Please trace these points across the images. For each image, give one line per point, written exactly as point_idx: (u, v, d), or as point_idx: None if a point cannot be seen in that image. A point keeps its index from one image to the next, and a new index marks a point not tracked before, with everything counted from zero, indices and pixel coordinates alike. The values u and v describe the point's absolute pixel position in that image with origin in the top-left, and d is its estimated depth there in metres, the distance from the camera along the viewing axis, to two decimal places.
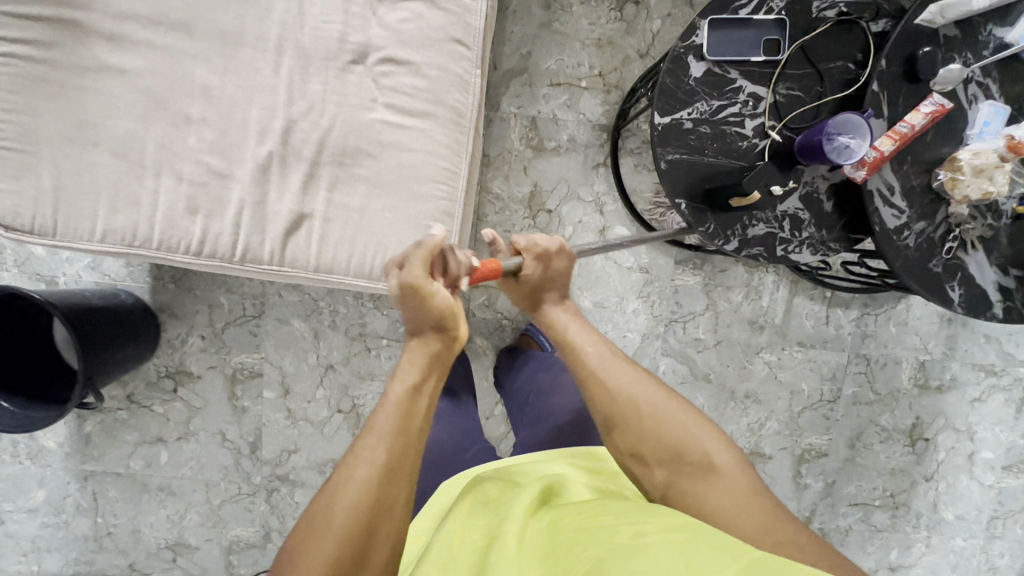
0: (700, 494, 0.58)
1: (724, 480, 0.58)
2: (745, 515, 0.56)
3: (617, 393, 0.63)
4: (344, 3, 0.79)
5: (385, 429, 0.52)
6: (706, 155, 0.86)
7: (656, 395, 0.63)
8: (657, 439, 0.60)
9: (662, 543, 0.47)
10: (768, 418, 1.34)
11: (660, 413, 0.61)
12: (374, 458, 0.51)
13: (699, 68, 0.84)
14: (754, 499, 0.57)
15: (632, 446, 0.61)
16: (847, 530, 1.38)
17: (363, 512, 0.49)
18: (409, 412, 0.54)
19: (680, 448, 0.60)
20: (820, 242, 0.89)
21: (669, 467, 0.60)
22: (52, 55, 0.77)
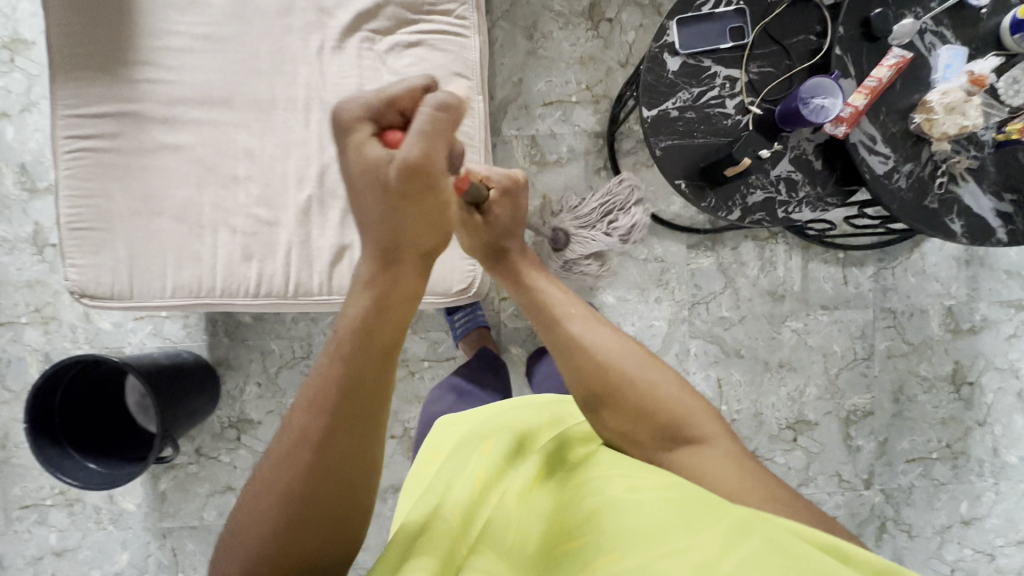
0: (695, 462, 0.63)
1: (714, 447, 0.64)
2: (733, 480, 0.61)
3: (617, 370, 0.66)
4: (359, 60, 0.91)
5: (330, 406, 0.52)
6: (695, 138, 0.94)
7: (648, 369, 0.67)
8: (651, 413, 0.65)
9: (661, 502, 0.54)
10: (807, 384, 1.36)
11: (656, 388, 0.66)
12: (320, 441, 0.52)
13: (675, 62, 0.93)
14: (738, 464, 0.63)
15: (623, 425, 0.66)
16: (911, 487, 1.37)
17: (329, 454, 0.52)
18: (357, 384, 0.52)
19: (673, 420, 0.65)
20: (817, 199, 0.95)
21: (663, 438, 0.65)
22: (117, 143, 0.90)
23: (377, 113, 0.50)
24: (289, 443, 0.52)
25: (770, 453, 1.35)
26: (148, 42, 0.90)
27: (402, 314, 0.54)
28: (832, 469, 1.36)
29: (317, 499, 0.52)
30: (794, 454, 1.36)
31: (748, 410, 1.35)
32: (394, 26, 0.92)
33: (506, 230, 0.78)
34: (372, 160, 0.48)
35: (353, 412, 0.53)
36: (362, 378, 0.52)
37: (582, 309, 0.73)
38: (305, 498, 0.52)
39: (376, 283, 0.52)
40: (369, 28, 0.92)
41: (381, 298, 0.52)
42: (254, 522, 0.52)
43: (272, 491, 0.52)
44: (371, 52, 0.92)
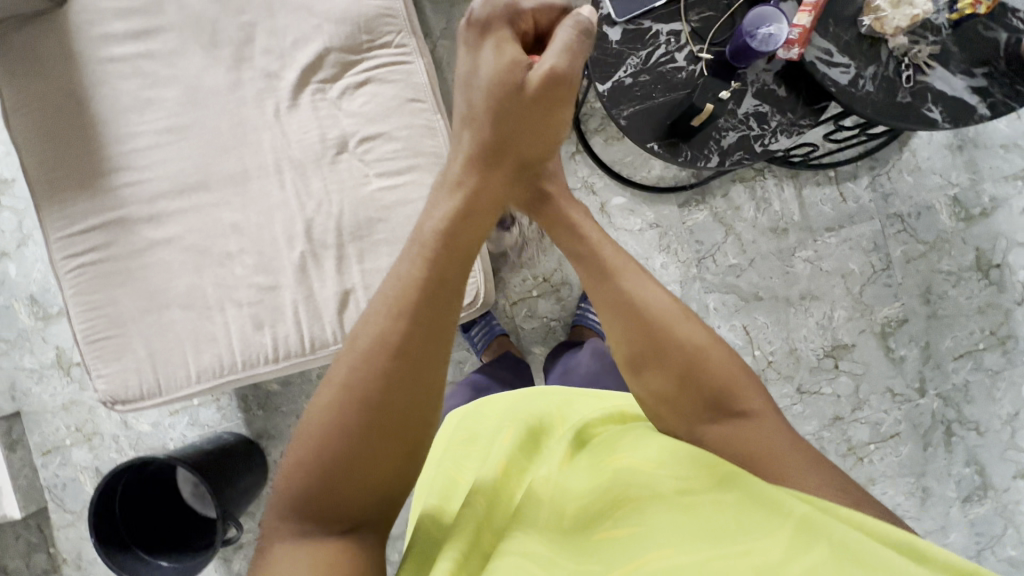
0: (743, 436, 0.57)
1: (765, 421, 0.58)
2: (791, 460, 0.55)
3: (673, 332, 0.61)
4: (315, 113, 0.93)
5: (409, 307, 0.55)
6: (654, 99, 0.95)
7: (702, 336, 0.61)
8: (699, 376, 0.60)
9: (712, 502, 0.49)
10: (834, 309, 1.34)
11: (706, 353, 0.61)
12: (396, 345, 0.54)
13: (615, 32, 0.94)
14: (797, 445, 0.57)
15: (667, 385, 0.61)
16: (966, 384, 1.34)
17: (400, 366, 0.53)
18: (438, 278, 0.56)
19: (724, 388, 0.60)
20: (790, 125, 0.95)
21: (710, 408, 0.59)
22: (112, 251, 0.93)
23: (516, 17, 0.62)
24: (373, 326, 0.55)
25: (815, 385, 1.34)
26: (116, 150, 0.94)
27: (481, 228, 0.62)
28: (881, 386, 1.34)
29: (393, 412, 0.52)
30: (840, 381, 1.34)
31: (783, 349, 1.33)
32: (340, 71, 0.94)
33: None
34: (503, 65, 0.61)
35: (436, 319, 0.56)
36: (444, 272, 0.57)
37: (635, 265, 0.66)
38: (384, 405, 0.52)
39: (470, 181, 0.62)
40: (317, 79, 0.94)
41: (472, 196, 0.61)
42: (323, 435, 0.51)
43: (352, 386, 0.52)
44: (326, 101, 0.94)
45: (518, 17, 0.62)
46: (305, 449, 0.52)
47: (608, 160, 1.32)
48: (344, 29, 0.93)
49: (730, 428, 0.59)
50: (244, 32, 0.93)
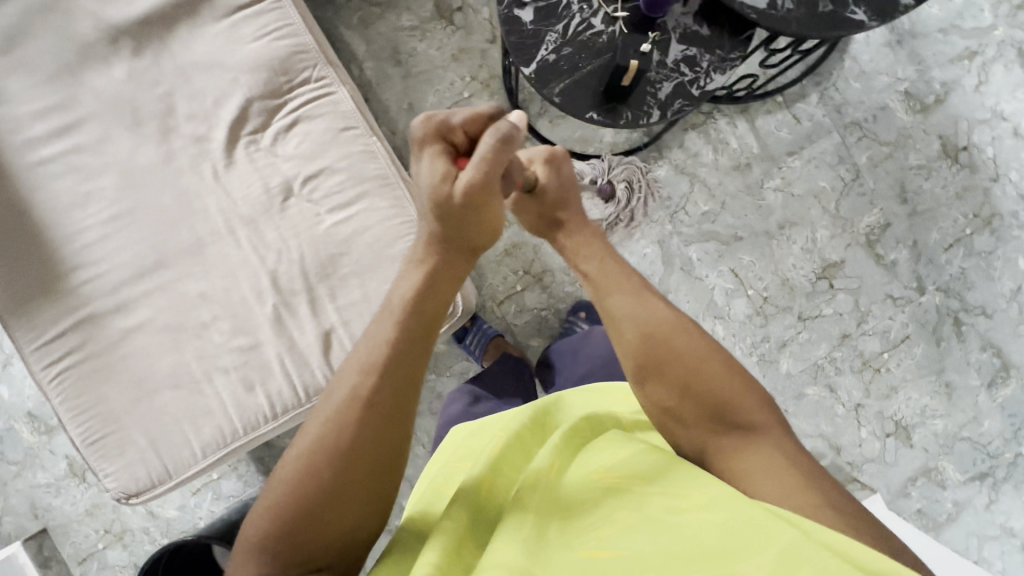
0: (738, 453, 0.63)
1: (759, 436, 0.63)
2: (782, 475, 0.59)
3: (677, 351, 0.67)
4: (253, 165, 0.92)
5: (382, 368, 0.59)
6: (583, 68, 0.94)
7: (700, 355, 0.67)
8: (696, 391, 0.65)
9: (699, 524, 0.52)
10: (815, 230, 1.33)
11: (704, 369, 0.66)
12: (371, 397, 0.58)
13: (528, 13, 0.94)
14: (787, 459, 0.61)
15: (668, 400, 0.66)
16: (962, 272, 1.34)
17: (376, 413, 0.58)
18: (405, 350, 0.61)
19: (722, 406, 0.65)
20: (721, 62, 0.94)
21: (708, 421, 0.65)
22: (88, 350, 0.92)
23: (448, 131, 0.63)
24: (348, 382, 0.59)
25: (815, 309, 1.33)
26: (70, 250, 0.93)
27: (446, 294, 0.65)
28: (880, 294, 1.34)
29: (364, 467, 0.57)
30: (838, 299, 1.33)
31: (775, 283, 1.33)
32: (266, 118, 0.93)
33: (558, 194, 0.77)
34: (437, 177, 0.60)
35: (410, 370, 0.61)
36: (410, 345, 0.61)
37: (647, 295, 0.71)
38: (355, 457, 0.56)
39: (432, 259, 0.65)
40: (247, 131, 0.93)
41: (431, 277, 0.64)
42: (304, 467, 0.55)
43: (325, 434, 0.57)
44: (260, 151, 0.93)
45: (449, 134, 0.62)
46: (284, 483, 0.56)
47: (557, 140, 1.31)
48: (260, 75, 0.92)
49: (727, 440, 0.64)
50: (164, 102, 0.92)
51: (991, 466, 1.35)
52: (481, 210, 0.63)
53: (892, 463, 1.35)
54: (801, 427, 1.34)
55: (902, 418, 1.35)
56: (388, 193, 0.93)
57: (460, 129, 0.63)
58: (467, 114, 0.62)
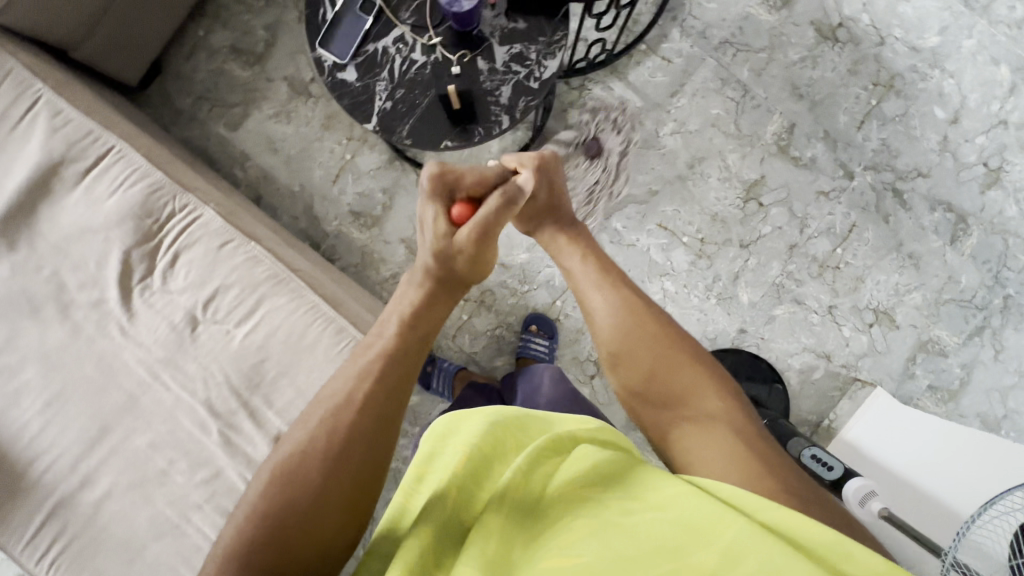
0: (697, 435, 0.65)
1: (718, 420, 0.65)
2: (736, 464, 0.60)
3: (646, 347, 0.71)
4: (153, 309, 0.94)
5: (387, 384, 0.62)
6: (420, 103, 0.94)
7: (663, 351, 0.70)
8: (660, 377, 0.69)
9: (650, 523, 0.51)
10: (725, 157, 1.31)
11: (668, 361, 0.70)
12: (367, 407, 0.60)
13: (350, 72, 0.94)
14: (745, 446, 0.62)
15: (638, 386, 0.71)
16: (883, 143, 1.31)
17: (368, 426, 0.59)
18: (410, 357, 0.66)
19: (683, 394, 0.68)
20: (549, 46, 0.93)
21: (676, 412, 0.67)
22: (70, 531, 0.92)
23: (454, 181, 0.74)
24: (367, 375, 0.63)
25: (754, 233, 1.31)
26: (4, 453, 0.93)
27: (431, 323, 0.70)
28: (811, 194, 1.31)
29: (358, 473, 0.57)
30: (773, 214, 1.31)
31: (706, 222, 1.31)
32: (149, 262, 0.95)
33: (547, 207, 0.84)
34: (441, 228, 0.71)
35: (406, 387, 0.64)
36: (411, 353, 0.66)
37: (628, 300, 0.75)
38: (349, 468, 0.57)
39: (426, 285, 0.71)
40: (136, 279, 0.95)
41: (429, 297, 0.71)
42: (292, 468, 0.56)
43: (328, 426, 0.59)
44: (155, 293, 0.95)
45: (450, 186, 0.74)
46: (280, 474, 0.56)
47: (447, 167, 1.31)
48: (128, 224, 0.93)
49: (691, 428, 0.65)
50: (53, 282, 0.95)
51: (984, 318, 1.31)
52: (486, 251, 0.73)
53: (886, 351, 1.32)
54: (783, 349, 1.32)
55: (879, 304, 1.32)
56: (284, 289, 0.94)
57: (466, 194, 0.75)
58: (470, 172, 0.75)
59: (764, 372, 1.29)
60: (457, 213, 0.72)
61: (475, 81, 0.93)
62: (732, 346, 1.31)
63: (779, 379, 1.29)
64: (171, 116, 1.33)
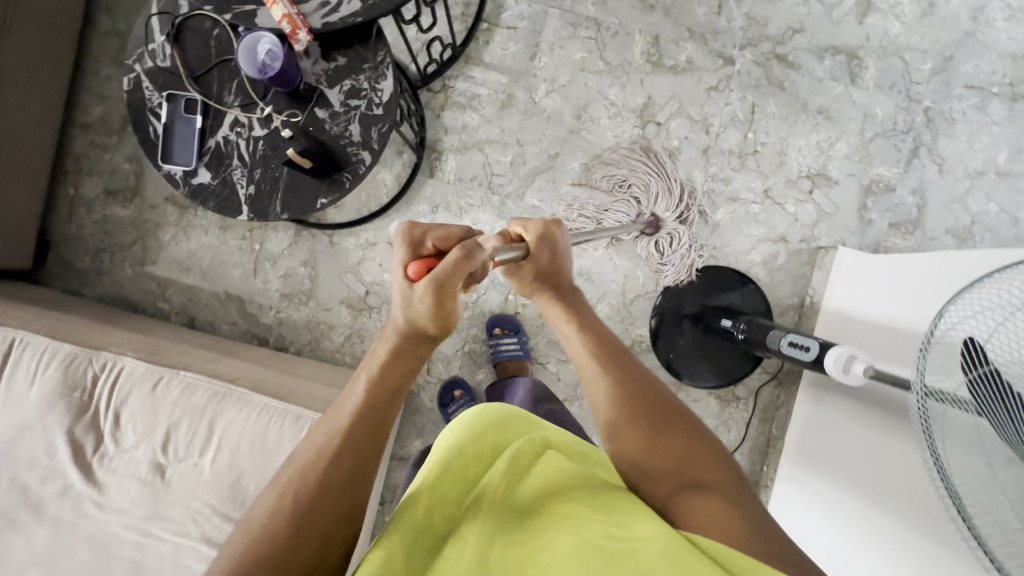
0: (700, 503, 0.59)
1: (726, 487, 0.61)
2: (738, 525, 0.57)
3: (652, 408, 0.68)
4: (117, 472, 0.93)
5: (349, 452, 0.57)
6: (281, 175, 0.93)
7: (669, 420, 0.67)
8: (662, 445, 0.65)
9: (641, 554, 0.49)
10: (607, 93, 1.28)
11: (673, 429, 0.66)
12: (330, 471, 0.55)
13: (203, 173, 0.93)
14: (752, 512, 0.59)
15: (638, 455, 0.66)
16: (748, 18, 1.29)
17: (328, 493, 0.54)
18: (381, 420, 0.60)
19: (686, 463, 0.64)
20: (376, 69, 0.92)
21: (682, 481, 0.63)
22: None
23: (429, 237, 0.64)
24: (329, 442, 0.58)
25: (664, 153, 1.29)
26: None
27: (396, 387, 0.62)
28: (701, 94, 1.29)
29: (324, 528, 0.53)
30: (674, 127, 1.29)
31: (615, 162, 1.29)
32: (96, 431, 0.94)
33: (550, 271, 0.76)
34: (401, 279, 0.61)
35: (367, 451, 0.58)
36: (385, 414, 0.60)
37: (623, 376, 0.71)
38: (321, 508, 0.54)
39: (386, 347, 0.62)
40: (90, 452, 0.93)
41: (389, 360, 0.61)
42: (253, 533, 0.52)
43: (294, 489, 0.54)
44: (113, 457, 0.93)
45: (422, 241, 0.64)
46: (243, 543, 0.51)
47: (354, 216, 1.29)
48: (59, 406, 0.92)
49: (696, 499, 0.60)
50: (14, 490, 0.93)
51: (914, 138, 1.29)
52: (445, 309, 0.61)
53: (835, 210, 1.30)
54: (738, 249, 1.30)
55: (811, 169, 1.29)
56: (230, 403, 0.93)
57: (435, 248, 0.64)
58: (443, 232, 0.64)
59: (732, 278, 1.28)
60: (411, 271, 0.60)
61: (322, 131, 0.92)
62: (691, 267, 1.29)
63: (748, 279, 1.28)
64: (78, 280, 1.31)
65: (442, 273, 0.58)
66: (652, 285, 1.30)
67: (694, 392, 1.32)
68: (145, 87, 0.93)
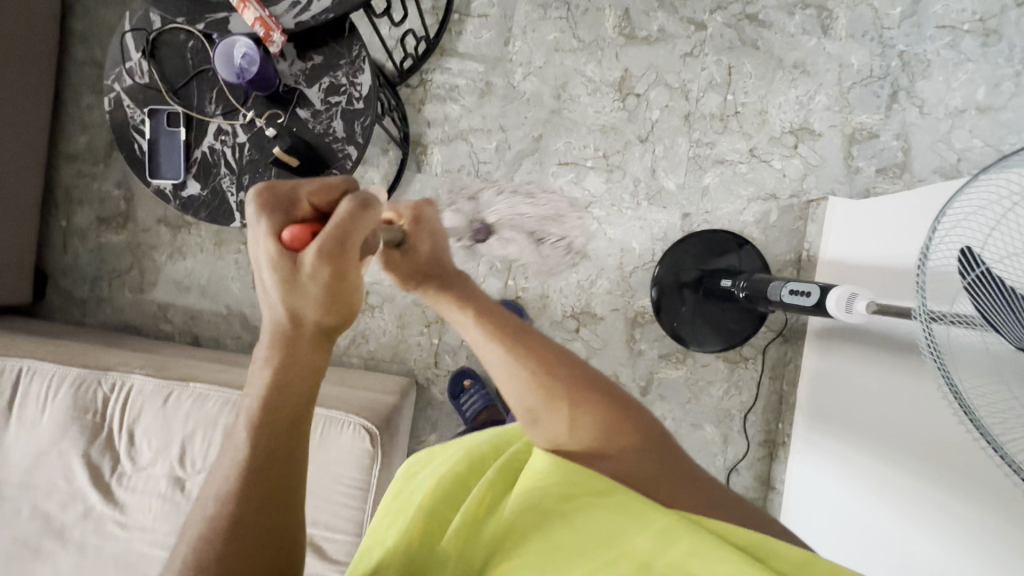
0: (637, 472, 0.68)
1: (657, 456, 0.70)
2: (667, 486, 0.67)
3: (572, 387, 0.71)
4: (137, 490, 0.93)
5: (262, 456, 0.55)
6: (269, 178, 0.93)
7: (594, 397, 0.71)
8: (592, 426, 0.70)
9: (602, 519, 0.58)
10: (583, 71, 1.29)
11: (601, 407, 0.71)
12: (248, 478, 0.54)
13: (192, 184, 0.94)
14: (677, 472, 0.69)
15: (571, 437, 0.70)
16: None
17: (254, 501, 0.54)
18: (298, 418, 0.57)
19: (619, 440, 0.69)
20: (353, 63, 0.92)
21: (618, 454, 0.69)
22: None
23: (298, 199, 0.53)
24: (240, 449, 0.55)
25: (647, 123, 1.29)
26: None
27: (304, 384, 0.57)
28: (677, 61, 1.29)
29: (256, 537, 0.53)
30: (655, 97, 1.29)
31: (599, 138, 1.30)
32: (111, 451, 0.94)
33: (433, 260, 0.75)
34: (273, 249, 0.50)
35: (284, 450, 0.56)
36: (286, 445, 0.56)
37: (534, 358, 0.73)
38: (235, 546, 0.52)
39: (276, 351, 0.55)
40: (108, 473, 0.93)
41: (287, 359, 0.55)
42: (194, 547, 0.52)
43: (222, 502, 0.54)
44: (131, 475, 0.93)
45: (291, 202, 0.53)
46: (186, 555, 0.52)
47: None
48: (72, 430, 0.93)
49: (634, 471, 0.68)
50: (38, 517, 0.93)
51: (892, 83, 1.30)
52: (342, 281, 0.52)
53: (822, 162, 1.31)
54: (731, 211, 1.31)
55: (794, 124, 1.30)
56: None
57: (310, 206, 0.54)
58: (316, 183, 0.53)
59: (728, 242, 1.27)
60: (289, 234, 0.50)
61: (306, 131, 0.93)
62: (686, 234, 1.30)
63: (744, 241, 1.27)
64: (79, 310, 1.31)
65: (336, 230, 0.49)
66: (649, 256, 1.31)
67: (702, 357, 1.32)
68: (127, 106, 0.94)
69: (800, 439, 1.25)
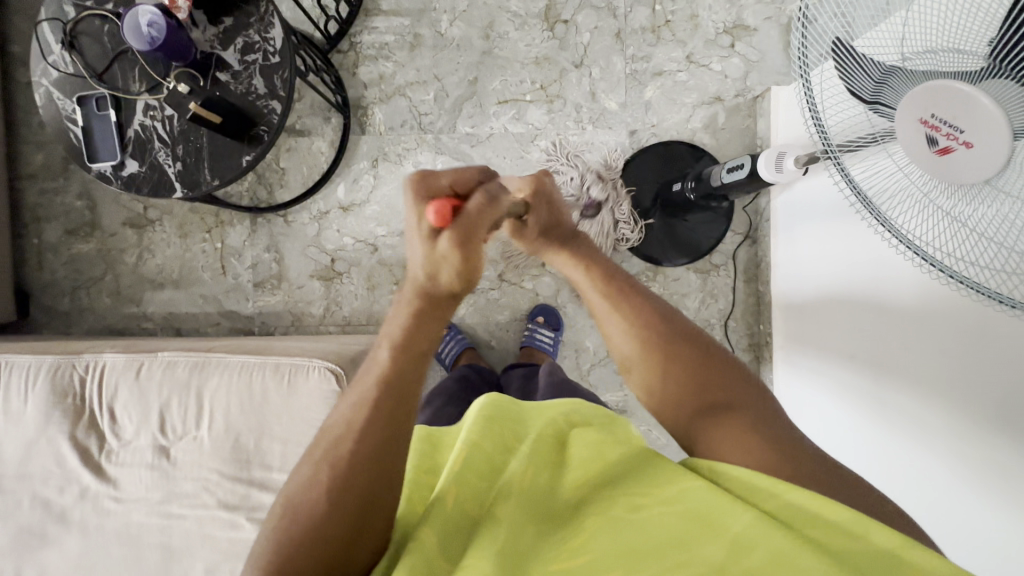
0: (721, 426, 0.63)
1: (748, 411, 0.64)
2: (751, 452, 0.61)
3: (670, 328, 0.68)
4: (126, 464, 0.96)
5: (383, 405, 0.56)
6: (203, 145, 0.96)
7: (686, 338, 0.67)
8: (679, 370, 0.66)
9: (660, 520, 0.54)
10: (507, 7, 1.29)
11: (690, 344, 0.67)
12: (370, 414, 0.56)
13: (129, 164, 0.97)
14: (774, 445, 0.61)
15: (660, 380, 0.67)
16: None
17: (370, 441, 0.55)
18: (408, 382, 0.57)
19: (706, 390, 0.65)
20: (261, 20, 0.94)
21: (702, 408, 0.65)
22: None
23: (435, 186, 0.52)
24: (365, 392, 0.57)
25: (579, 48, 1.29)
26: None
27: (427, 340, 0.56)
28: None
29: (373, 470, 0.55)
30: (582, 20, 1.29)
31: (534, 70, 1.30)
32: (98, 430, 0.97)
33: (556, 221, 0.68)
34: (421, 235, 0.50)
35: (409, 391, 0.57)
36: (409, 380, 0.56)
37: (633, 304, 0.69)
38: (350, 479, 0.54)
39: (406, 312, 0.55)
40: (96, 452, 0.97)
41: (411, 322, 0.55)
42: (318, 463, 0.56)
43: (344, 429, 0.56)
44: (119, 451, 0.97)
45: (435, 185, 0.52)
46: (314, 464, 0.56)
47: (301, 190, 1.32)
48: (55, 415, 0.96)
49: (722, 427, 0.63)
50: (37, 506, 0.96)
51: None
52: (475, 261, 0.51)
53: (762, 56, 1.29)
54: (676, 121, 1.30)
55: (726, 23, 1.28)
56: (212, 369, 0.97)
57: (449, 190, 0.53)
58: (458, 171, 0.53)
59: (685, 156, 1.29)
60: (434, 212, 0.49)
61: (229, 93, 0.95)
62: (635, 152, 1.30)
63: (702, 154, 1.28)
64: (64, 322, 1.36)
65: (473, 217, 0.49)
66: None
67: (672, 272, 1.31)
68: (58, 98, 0.97)
69: (783, 361, 1.23)
